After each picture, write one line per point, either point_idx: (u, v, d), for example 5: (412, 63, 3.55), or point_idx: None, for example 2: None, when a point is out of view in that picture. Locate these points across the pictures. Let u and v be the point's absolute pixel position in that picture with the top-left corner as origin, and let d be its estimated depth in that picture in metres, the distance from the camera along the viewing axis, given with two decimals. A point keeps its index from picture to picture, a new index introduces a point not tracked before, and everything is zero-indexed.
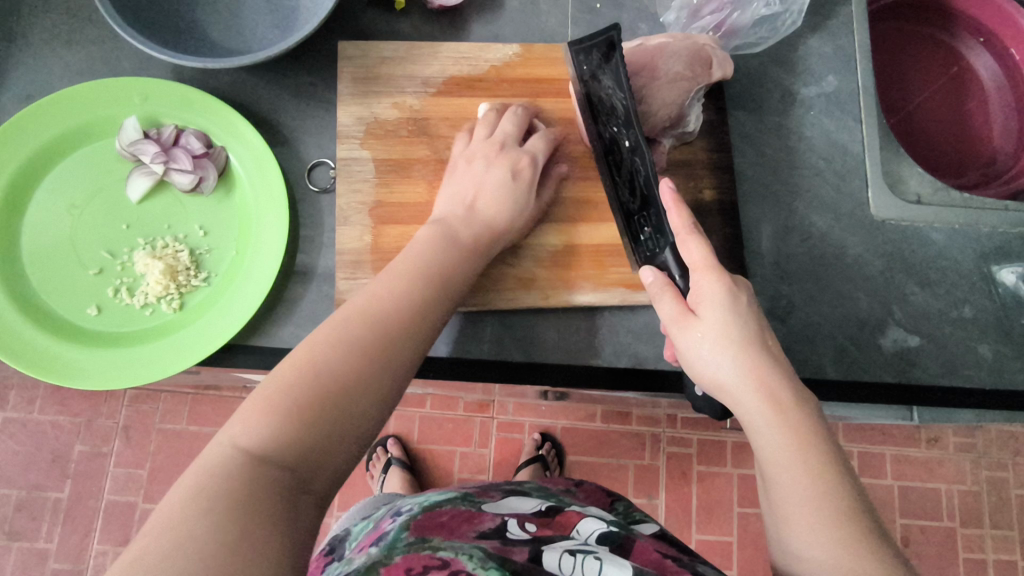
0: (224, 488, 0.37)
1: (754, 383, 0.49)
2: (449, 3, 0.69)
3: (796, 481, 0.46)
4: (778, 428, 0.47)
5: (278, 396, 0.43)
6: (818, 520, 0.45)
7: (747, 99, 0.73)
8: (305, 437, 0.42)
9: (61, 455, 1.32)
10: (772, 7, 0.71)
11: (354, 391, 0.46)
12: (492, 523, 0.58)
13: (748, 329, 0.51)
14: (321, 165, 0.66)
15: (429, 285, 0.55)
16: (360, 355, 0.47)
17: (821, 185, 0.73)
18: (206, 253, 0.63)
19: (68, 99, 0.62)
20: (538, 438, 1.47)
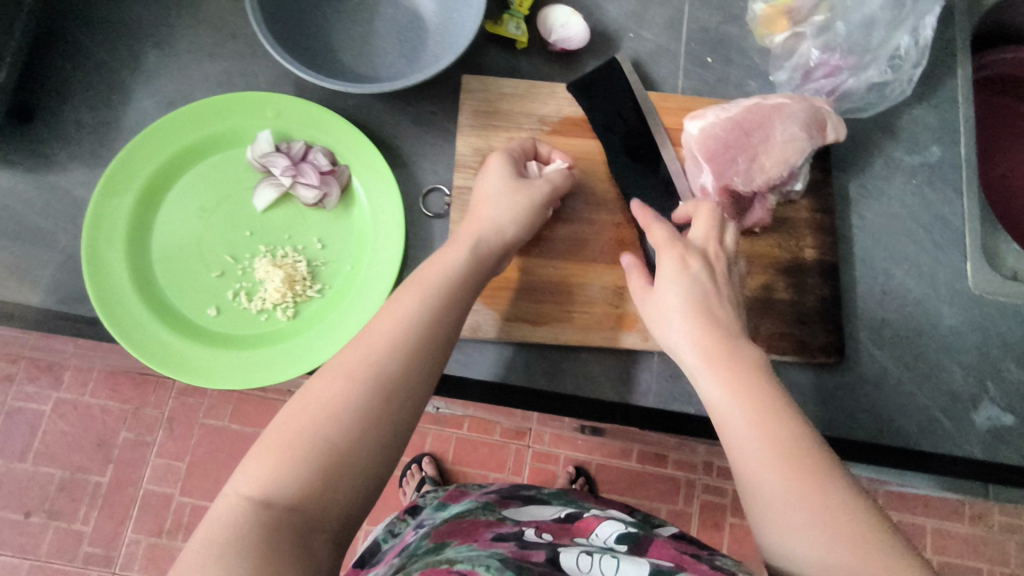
0: (239, 540, 0.37)
1: (699, 341, 0.52)
2: (570, 48, 0.72)
3: (760, 440, 0.46)
4: (735, 384, 0.48)
5: (289, 435, 0.43)
6: (782, 478, 0.44)
7: (853, 162, 0.74)
8: (311, 482, 0.41)
9: (106, 440, 1.35)
10: (884, 74, 0.72)
11: (355, 433, 0.44)
12: (510, 527, 0.58)
13: (711, 302, 0.54)
14: (435, 191, 0.68)
15: (429, 315, 0.51)
16: (368, 394, 0.46)
17: (919, 253, 0.73)
18: (322, 265, 0.65)
19: (210, 110, 0.66)
20: (572, 471, 1.47)
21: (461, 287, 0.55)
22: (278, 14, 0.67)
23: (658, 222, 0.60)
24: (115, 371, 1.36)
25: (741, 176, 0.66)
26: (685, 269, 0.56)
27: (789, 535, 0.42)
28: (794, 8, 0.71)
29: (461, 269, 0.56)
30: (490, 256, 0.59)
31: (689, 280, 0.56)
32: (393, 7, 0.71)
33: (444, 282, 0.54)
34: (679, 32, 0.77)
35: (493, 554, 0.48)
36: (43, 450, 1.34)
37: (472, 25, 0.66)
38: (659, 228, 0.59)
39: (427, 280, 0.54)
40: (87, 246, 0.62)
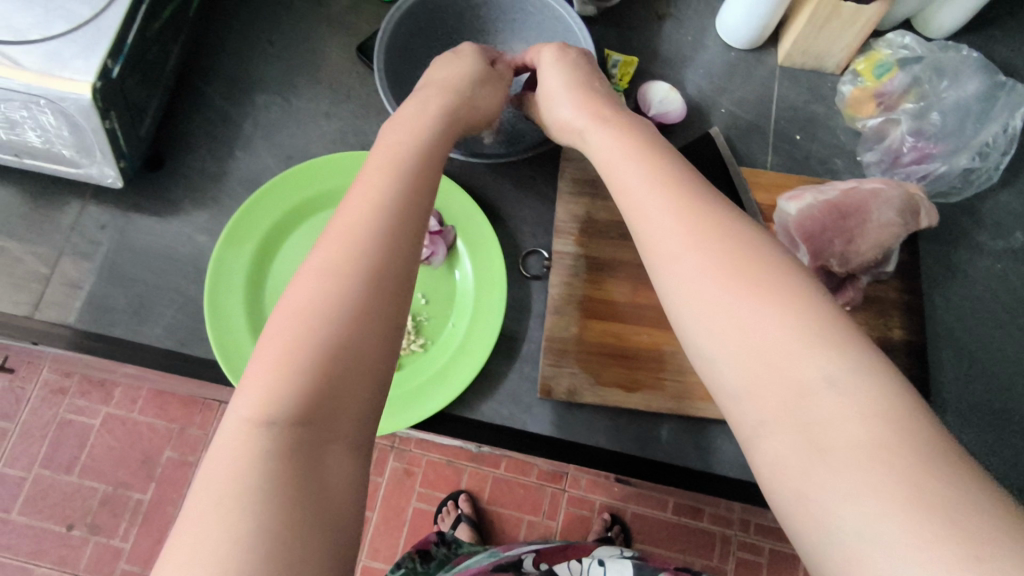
0: (255, 467, 0.35)
1: (688, 236, 0.43)
2: (669, 121, 0.76)
3: (739, 323, 0.39)
4: (713, 264, 0.41)
5: (280, 346, 0.39)
6: (766, 361, 0.37)
7: (939, 243, 0.76)
8: (311, 398, 0.38)
9: (151, 457, 1.31)
10: (975, 161, 0.75)
11: (336, 340, 0.40)
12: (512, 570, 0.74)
13: (682, 188, 0.46)
14: (535, 254, 0.71)
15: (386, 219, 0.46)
16: (331, 299, 0.41)
17: (1006, 339, 0.74)
18: (426, 320, 0.68)
19: (328, 167, 0.70)
20: (608, 519, 1.45)
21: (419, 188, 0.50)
22: (400, 82, 0.70)
23: (612, 117, 0.57)
24: (164, 390, 1.32)
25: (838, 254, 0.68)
26: (652, 157, 0.50)
27: (780, 422, 0.36)
28: (884, 94, 0.76)
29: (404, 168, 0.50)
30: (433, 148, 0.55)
31: (660, 167, 0.49)
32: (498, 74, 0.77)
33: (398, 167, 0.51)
34: (768, 110, 0.80)
35: None
36: (88, 464, 1.29)
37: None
38: (578, 103, 0.59)
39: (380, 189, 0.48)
40: (209, 291, 0.65)
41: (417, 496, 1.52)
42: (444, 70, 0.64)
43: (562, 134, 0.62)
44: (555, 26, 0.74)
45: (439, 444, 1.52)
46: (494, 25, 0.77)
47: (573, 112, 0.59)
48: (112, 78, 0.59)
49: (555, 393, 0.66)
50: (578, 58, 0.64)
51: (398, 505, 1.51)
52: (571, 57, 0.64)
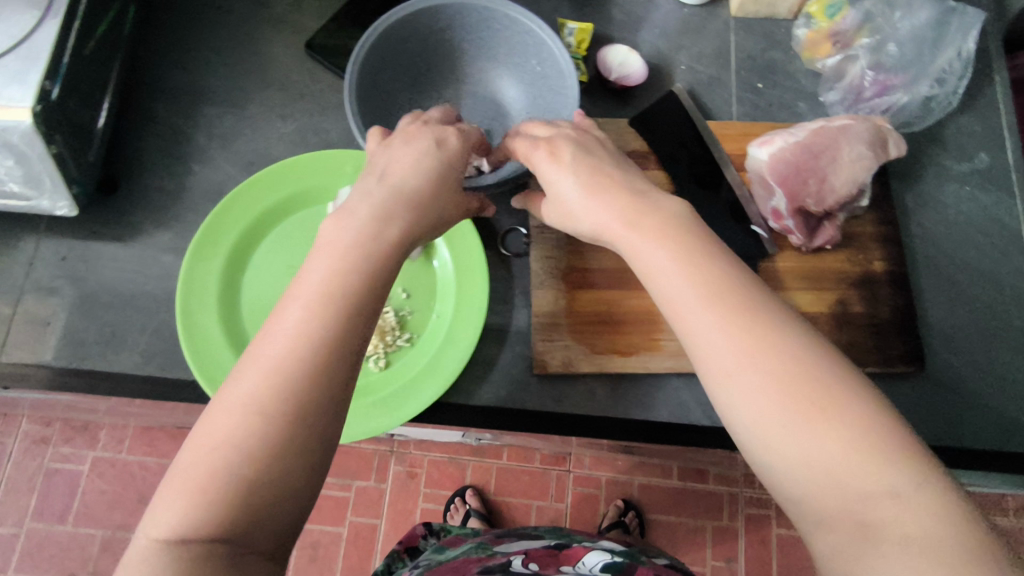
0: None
1: (720, 311, 0.39)
2: (632, 84, 0.74)
3: (786, 428, 0.36)
4: (754, 366, 0.37)
5: (199, 471, 0.34)
6: (809, 461, 0.35)
7: (910, 172, 0.77)
8: (226, 524, 0.33)
9: (147, 496, 1.26)
10: (935, 88, 0.76)
11: (254, 478, 0.35)
12: (498, 560, 0.68)
13: (703, 262, 0.41)
14: (513, 232, 0.70)
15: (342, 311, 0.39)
16: (270, 437, 0.35)
17: (983, 259, 0.75)
18: (409, 314, 0.66)
19: (290, 171, 0.68)
20: (621, 504, 1.43)
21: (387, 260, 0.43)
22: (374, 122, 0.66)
23: (627, 196, 0.47)
24: (152, 426, 1.27)
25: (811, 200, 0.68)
26: (664, 237, 0.43)
27: (839, 524, 0.34)
28: (839, 32, 0.76)
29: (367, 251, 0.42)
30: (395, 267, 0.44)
31: (676, 245, 0.43)
32: (476, 96, 0.73)
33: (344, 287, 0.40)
34: (727, 62, 0.80)
35: None
36: (81, 511, 1.24)
37: (565, 107, 0.66)
38: (588, 193, 0.48)
39: (332, 258, 0.41)
40: (180, 310, 0.63)
41: (423, 497, 1.47)
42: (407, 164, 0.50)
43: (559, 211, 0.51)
44: (525, 41, 0.69)
45: (439, 442, 1.49)
46: (461, 46, 0.71)
47: (603, 213, 0.47)
48: (52, 100, 0.56)
49: (551, 367, 0.65)
50: (581, 147, 0.52)
51: (407, 508, 1.46)
52: (570, 150, 0.51)
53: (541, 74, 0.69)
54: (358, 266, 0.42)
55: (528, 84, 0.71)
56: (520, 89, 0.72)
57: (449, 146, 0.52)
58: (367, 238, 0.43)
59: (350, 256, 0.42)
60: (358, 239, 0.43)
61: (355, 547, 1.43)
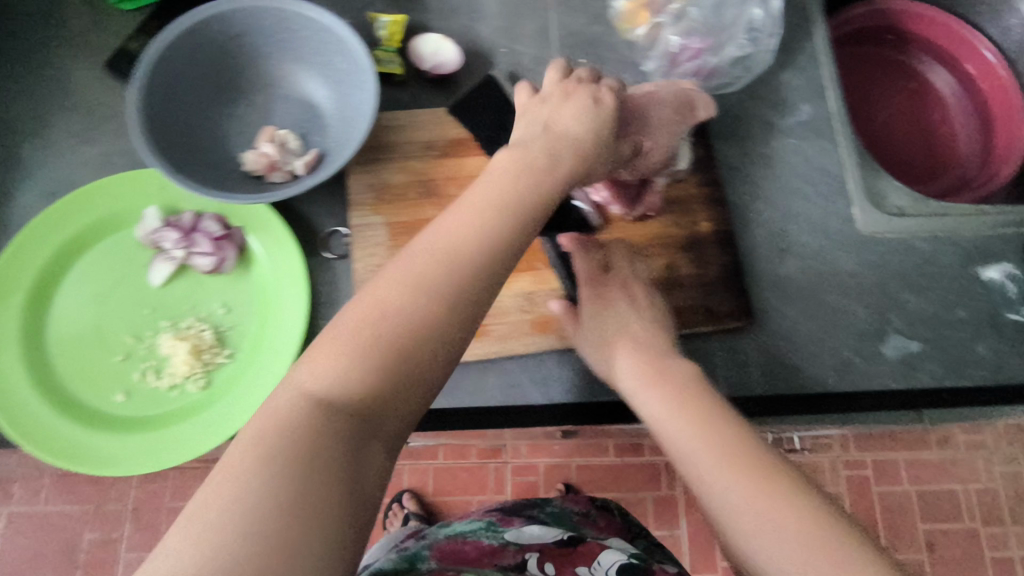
0: (286, 437, 0.38)
1: (682, 427, 0.53)
2: (445, 72, 0.74)
3: (751, 486, 0.47)
4: (730, 488, 0.47)
5: (344, 335, 0.43)
6: (749, 498, 0.46)
7: (734, 132, 0.78)
8: (370, 388, 0.41)
9: (72, 543, 1.36)
10: (743, 47, 0.77)
11: (418, 335, 0.43)
12: (513, 556, 0.71)
13: (682, 398, 0.55)
14: (335, 234, 0.69)
15: (429, 316, 0.44)
16: (415, 298, 0.44)
17: (810, 208, 0.77)
18: (228, 329, 0.65)
19: (89, 196, 0.65)
20: (562, 489, 1.48)
21: (471, 272, 0.45)
22: (165, 138, 0.63)
23: (645, 348, 0.60)
24: (74, 473, 1.37)
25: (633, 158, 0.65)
26: (654, 381, 0.57)
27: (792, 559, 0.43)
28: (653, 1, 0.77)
29: (526, 181, 0.50)
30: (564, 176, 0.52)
31: (663, 389, 0.56)
32: (287, 99, 0.71)
33: (537, 173, 0.51)
34: (550, 39, 0.79)
35: None
36: (20, 558, 1.35)
37: (367, 104, 0.65)
38: (603, 327, 0.63)
39: (399, 280, 0.44)
40: None
41: None
42: (562, 113, 0.56)
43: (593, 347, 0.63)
44: (318, 35, 0.68)
45: None
46: (264, 50, 0.69)
47: (648, 406, 0.56)
48: None
49: None
50: (621, 283, 0.65)
51: None
52: (621, 299, 0.63)
53: (346, 71, 0.68)
54: (453, 274, 0.45)
55: (335, 84, 0.69)
56: (322, 86, 0.70)
57: (559, 127, 0.54)
58: (459, 250, 0.46)
59: (448, 259, 0.45)
60: (456, 245, 0.46)
61: None
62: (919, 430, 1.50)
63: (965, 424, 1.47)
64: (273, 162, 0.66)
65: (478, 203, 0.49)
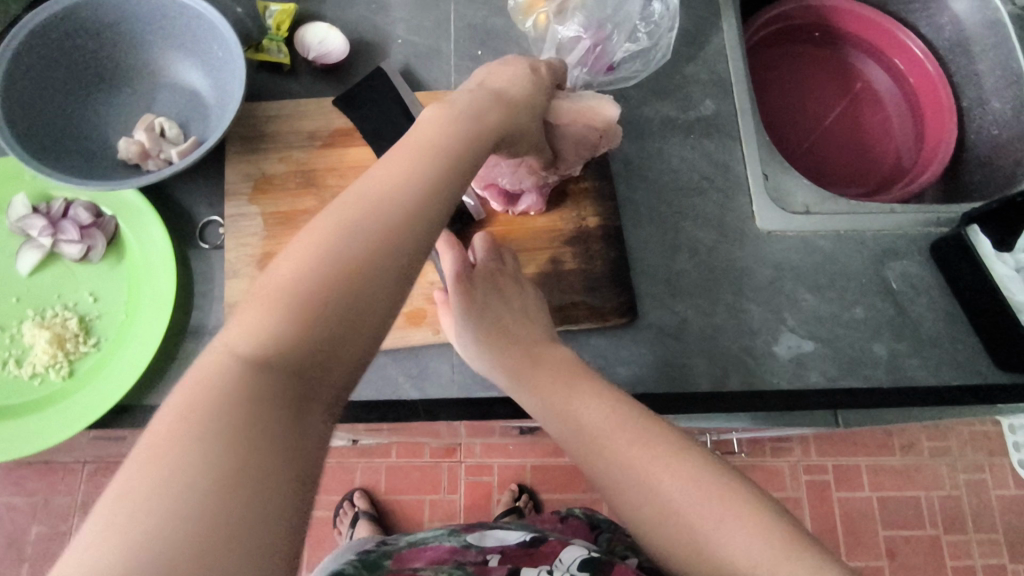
0: (222, 414, 0.32)
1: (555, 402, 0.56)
2: (332, 61, 0.73)
3: (647, 455, 0.51)
4: (615, 455, 0.52)
5: (273, 290, 0.37)
6: (646, 470, 0.50)
7: (628, 126, 0.77)
8: (302, 346, 0.36)
9: (17, 539, 1.40)
10: (639, 42, 0.77)
11: (372, 284, 0.38)
12: (473, 557, 0.78)
13: (558, 385, 0.57)
14: (211, 223, 0.68)
15: (343, 269, 0.38)
16: (374, 251, 0.39)
17: (706, 204, 0.76)
18: (96, 318, 0.64)
19: None
20: (516, 489, 1.48)
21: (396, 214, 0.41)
22: (31, 124, 0.63)
23: (505, 337, 0.61)
24: (19, 466, 1.43)
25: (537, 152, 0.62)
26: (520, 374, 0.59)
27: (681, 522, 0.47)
28: None
29: (437, 155, 0.44)
30: (463, 144, 0.46)
31: (533, 384, 0.58)
32: (169, 88, 0.70)
33: (432, 146, 0.45)
34: (448, 29, 0.78)
35: None
36: None
37: (236, 99, 0.65)
38: (465, 325, 0.62)
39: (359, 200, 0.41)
40: None
41: None
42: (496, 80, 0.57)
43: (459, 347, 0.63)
44: (195, 25, 0.68)
45: None
46: (145, 38, 0.69)
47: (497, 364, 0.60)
48: None
49: None
50: (485, 278, 0.64)
51: None
52: (478, 291, 0.63)
53: (224, 61, 0.67)
54: (373, 212, 0.40)
55: (214, 74, 0.69)
56: (200, 76, 0.70)
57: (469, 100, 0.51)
58: (363, 197, 0.41)
59: (359, 209, 0.40)
60: (371, 197, 0.41)
61: None
62: (882, 436, 1.50)
63: (927, 428, 1.49)
64: (145, 150, 0.66)
65: (378, 170, 0.43)
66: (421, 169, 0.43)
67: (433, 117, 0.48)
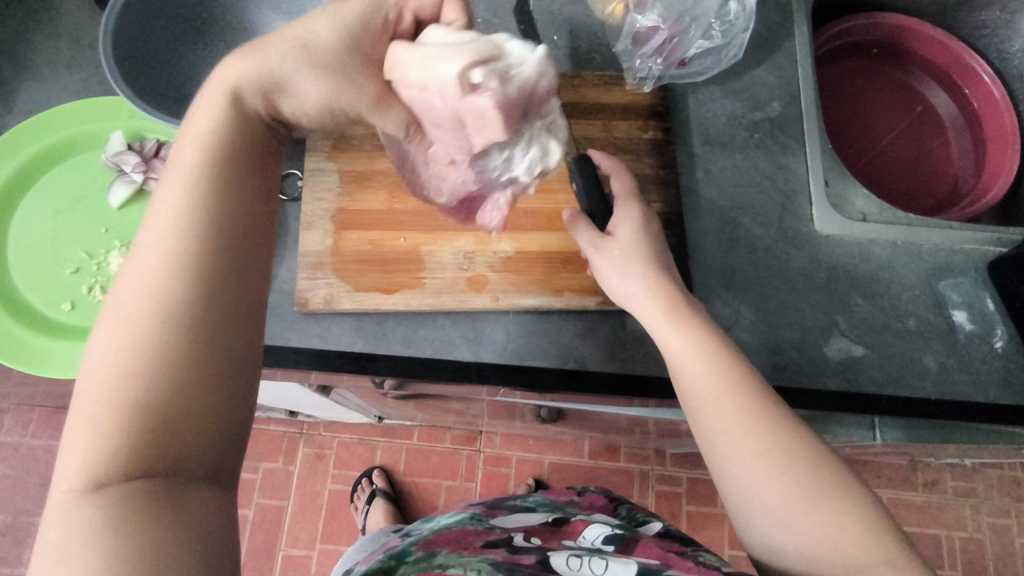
0: (101, 526, 0.34)
1: (692, 341, 0.56)
2: None
3: (769, 417, 0.53)
4: (739, 419, 0.53)
5: (96, 404, 0.37)
6: (765, 430, 0.52)
7: (693, 121, 0.79)
8: (143, 450, 0.37)
9: (46, 481, 1.39)
10: (713, 40, 0.78)
11: (195, 357, 0.39)
12: (497, 534, 0.77)
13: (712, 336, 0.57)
14: (290, 176, 0.71)
15: (163, 315, 0.39)
16: (185, 327, 0.39)
17: (766, 202, 0.77)
18: None
19: (62, 116, 0.69)
20: (532, 484, 1.48)
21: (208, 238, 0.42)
22: (134, 66, 0.66)
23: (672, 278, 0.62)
24: (57, 411, 1.41)
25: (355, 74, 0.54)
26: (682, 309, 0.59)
27: (788, 487, 0.50)
28: None
29: (196, 180, 0.43)
30: (234, 152, 0.46)
31: (690, 321, 0.58)
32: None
33: (193, 170, 0.44)
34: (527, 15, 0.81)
35: (484, 559, 0.66)
36: None
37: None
38: (640, 248, 0.62)
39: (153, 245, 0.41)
40: None
41: (331, 479, 1.51)
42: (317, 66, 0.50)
43: (608, 264, 0.62)
44: None
45: (346, 424, 1.54)
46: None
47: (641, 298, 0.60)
48: None
49: (313, 304, 0.66)
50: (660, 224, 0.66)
51: (313, 489, 1.50)
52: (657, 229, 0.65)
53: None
54: (187, 245, 0.41)
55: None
56: None
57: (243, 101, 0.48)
58: (182, 231, 0.41)
59: (166, 254, 0.40)
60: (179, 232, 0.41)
61: (260, 529, 1.46)
62: (906, 470, 1.48)
63: (953, 466, 1.47)
64: None
65: (146, 233, 0.42)
66: (197, 190, 0.42)
67: (187, 138, 0.46)
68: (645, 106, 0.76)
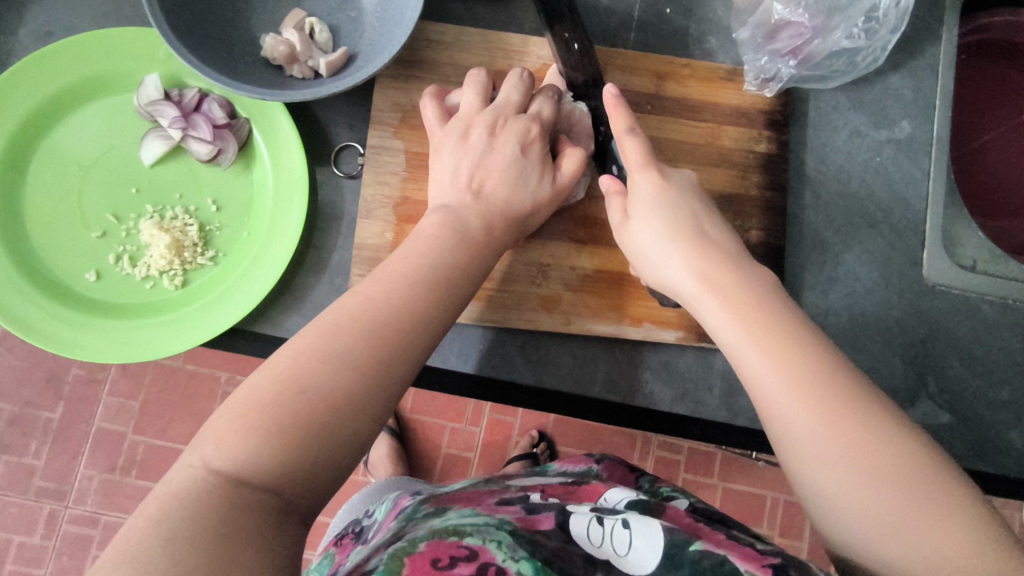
0: (183, 516, 0.34)
1: (788, 394, 0.42)
2: None
3: (878, 479, 0.40)
4: (883, 527, 0.39)
5: (290, 370, 0.41)
6: (875, 503, 0.40)
7: (809, 136, 0.69)
8: (300, 440, 0.39)
9: (56, 376, 1.32)
10: (856, 40, 0.65)
11: (358, 410, 0.41)
12: (513, 493, 0.58)
13: (795, 363, 0.43)
14: (349, 149, 0.62)
15: (394, 352, 0.45)
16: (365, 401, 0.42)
17: (875, 236, 0.68)
18: (216, 231, 0.59)
19: (89, 45, 0.58)
20: (535, 434, 1.37)
21: (437, 272, 0.49)
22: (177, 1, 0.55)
23: (702, 243, 0.51)
24: None
25: (535, 139, 0.58)
26: (766, 342, 0.44)
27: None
28: None
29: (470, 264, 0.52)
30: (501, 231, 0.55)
31: (789, 365, 0.43)
32: None
33: (415, 268, 0.49)
34: None
35: (502, 526, 0.47)
36: None
37: (408, 16, 0.57)
38: (655, 223, 0.52)
39: (398, 276, 0.48)
40: None
41: None
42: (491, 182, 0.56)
43: (632, 251, 0.54)
44: None
45: None
46: None
47: (669, 271, 0.51)
48: None
49: None
50: (682, 181, 0.55)
51: None
52: (677, 185, 0.54)
53: None
54: (432, 286, 0.49)
55: None
56: None
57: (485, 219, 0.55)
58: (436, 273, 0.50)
59: (424, 283, 0.48)
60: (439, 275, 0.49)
61: None
62: None
63: None
64: (292, 53, 0.58)
65: (387, 264, 0.50)
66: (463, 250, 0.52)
67: (417, 239, 0.52)
68: (761, 112, 0.67)
